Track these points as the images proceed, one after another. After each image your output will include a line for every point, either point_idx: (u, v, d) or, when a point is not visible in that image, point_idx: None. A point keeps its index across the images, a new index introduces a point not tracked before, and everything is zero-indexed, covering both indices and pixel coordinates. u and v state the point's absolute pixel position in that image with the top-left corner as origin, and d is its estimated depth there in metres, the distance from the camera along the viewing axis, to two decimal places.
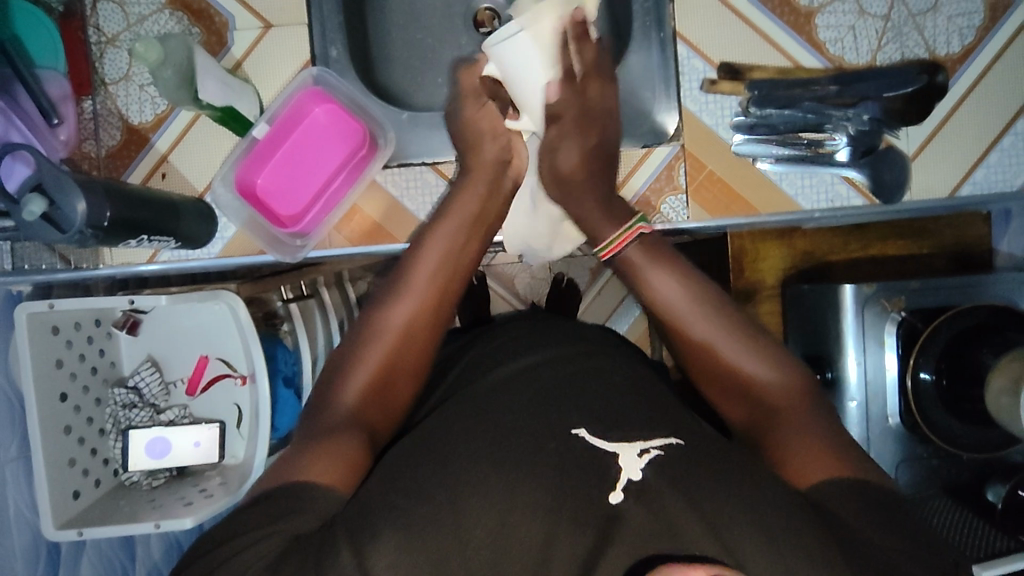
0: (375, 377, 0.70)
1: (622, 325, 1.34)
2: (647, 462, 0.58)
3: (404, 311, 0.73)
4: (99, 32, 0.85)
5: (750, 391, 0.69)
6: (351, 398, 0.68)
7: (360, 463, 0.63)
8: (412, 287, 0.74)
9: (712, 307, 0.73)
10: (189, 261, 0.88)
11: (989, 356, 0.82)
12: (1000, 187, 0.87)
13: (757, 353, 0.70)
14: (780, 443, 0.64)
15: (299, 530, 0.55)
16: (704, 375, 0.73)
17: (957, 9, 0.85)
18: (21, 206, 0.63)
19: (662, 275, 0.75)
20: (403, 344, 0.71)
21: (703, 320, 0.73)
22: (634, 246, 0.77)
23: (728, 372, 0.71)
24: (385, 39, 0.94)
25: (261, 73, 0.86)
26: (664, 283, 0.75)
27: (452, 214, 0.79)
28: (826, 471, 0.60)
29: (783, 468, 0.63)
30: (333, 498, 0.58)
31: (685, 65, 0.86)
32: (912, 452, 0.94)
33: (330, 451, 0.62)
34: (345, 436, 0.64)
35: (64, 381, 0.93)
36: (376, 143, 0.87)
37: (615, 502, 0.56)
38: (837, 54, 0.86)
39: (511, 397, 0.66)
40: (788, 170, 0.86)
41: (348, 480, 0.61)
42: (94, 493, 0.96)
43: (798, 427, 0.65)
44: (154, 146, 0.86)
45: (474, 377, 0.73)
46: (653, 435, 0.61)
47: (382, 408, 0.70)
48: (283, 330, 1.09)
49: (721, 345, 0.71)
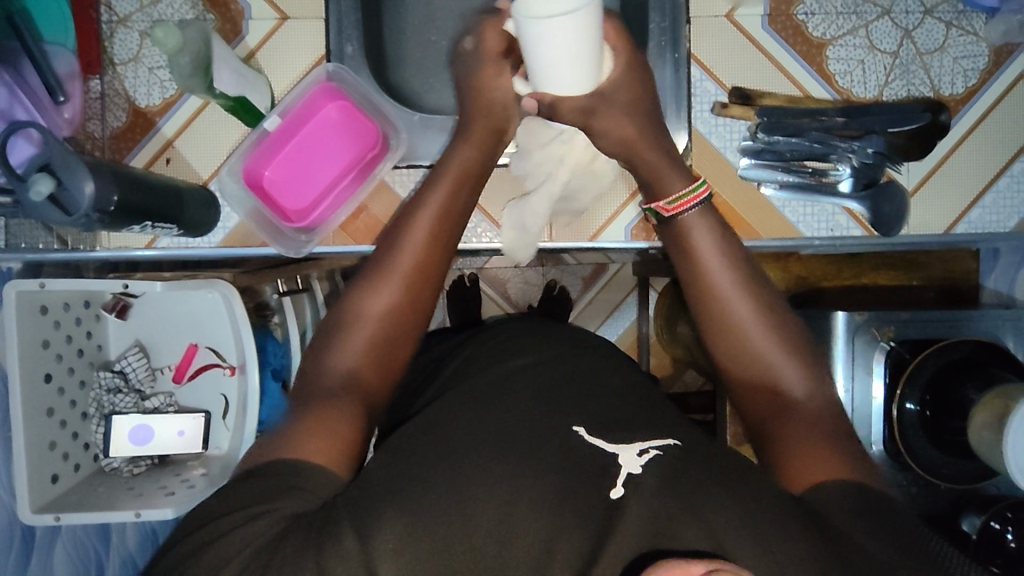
0: (365, 355, 0.70)
1: (611, 334, 1.34)
2: (647, 460, 0.58)
3: (388, 291, 0.72)
4: (111, 11, 0.84)
5: (773, 382, 0.70)
6: (349, 389, 0.67)
7: (357, 438, 0.64)
8: (395, 267, 0.73)
9: (754, 292, 0.73)
10: (188, 249, 0.87)
11: (973, 391, 0.85)
12: (993, 227, 0.89)
13: (793, 358, 0.71)
14: (792, 443, 0.65)
15: (300, 507, 0.55)
16: (729, 356, 0.73)
17: (963, 51, 0.87)
18: (28, 184, 0.62)
19: (716, 247, 0.74)
20: (389, 327, 0.71)
21: (748, 308, 0.72)
22: (695, 213, 0.75)
23: (758, 360, 0.71)
24: (400, 38, 0.93)
25: (277, 64, 0.87)
26: (718, 258, 0.73)
27: (446, 176, 0.77)
28: (826, 473, 0.61)
29: (788, 469, 0.64)
30: (333, 481, 0.59)
31: (698, 87, 0.88)
32: (894, 479, 0.96)
33: (331, 432, 0.63)
34: (344, 408, 0.65)
35: (49, 362, 0.91)
36: (387, 144, 0.86)
37: (615, 497, 0.55)
38: (846, 87, 0.88)
39: (509, 397, 0.66)
40: (792, 197, 0.88)
41: (347, 467, 0.62)
42: (72, 478, 0.94)
43: (805, 431, 0.66)
44: (160, 130, 0.85)
45: (471, 374, 0.73)
46: (651, 436, 0.61)
47: (382, 389, 0.71)
48: (273, 323, 1.09)
49: (757, 330, 0.71)
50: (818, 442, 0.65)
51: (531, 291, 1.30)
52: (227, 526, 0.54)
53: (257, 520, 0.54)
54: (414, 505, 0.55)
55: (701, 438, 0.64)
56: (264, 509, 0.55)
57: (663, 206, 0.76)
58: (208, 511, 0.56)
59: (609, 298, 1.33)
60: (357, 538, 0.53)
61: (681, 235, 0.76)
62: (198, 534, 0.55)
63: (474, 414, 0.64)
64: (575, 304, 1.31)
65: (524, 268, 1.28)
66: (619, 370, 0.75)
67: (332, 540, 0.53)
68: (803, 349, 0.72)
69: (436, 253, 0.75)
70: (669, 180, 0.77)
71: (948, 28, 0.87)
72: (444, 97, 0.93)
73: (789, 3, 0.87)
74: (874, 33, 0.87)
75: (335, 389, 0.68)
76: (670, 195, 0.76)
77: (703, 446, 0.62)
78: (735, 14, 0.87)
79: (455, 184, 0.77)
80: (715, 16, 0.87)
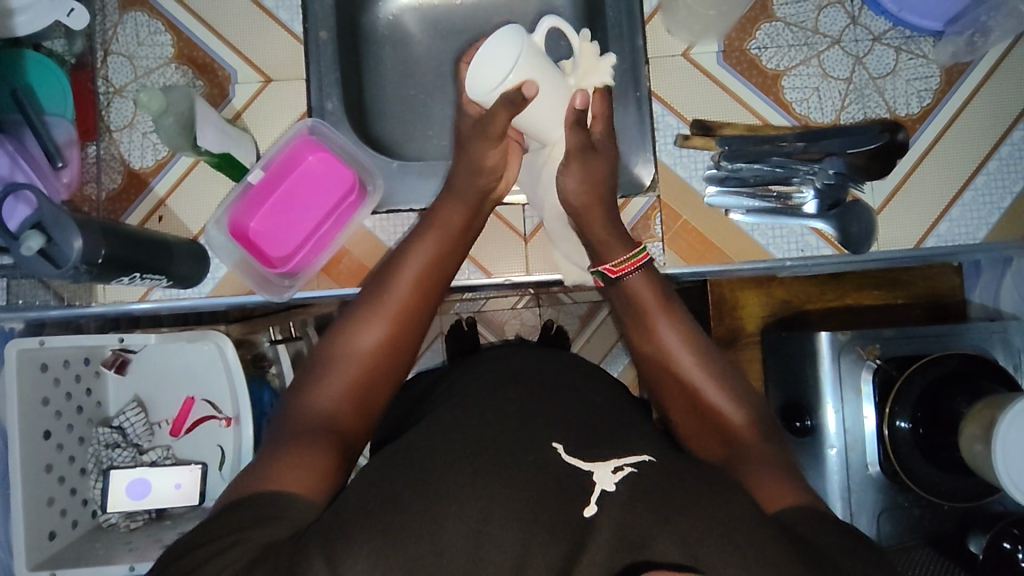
0: (360, 383, 0.71)
1: (616, 366, 1.31)
2: (620, 478, 0.57)
3: (385, 317, 0.74)
4: (108, 83, 0.91)
5: (718, 428, 0.71)
6: (342, 411, 0.69)
7: (334, 471, 0.64)
8: (383, 307, 0.74)
9: (706, 358, 0.75)
10: (180, 300, 0.91)
11: (963, 405, 0.84)
12: (963, 239, 0.90)
13: (744, 406, 0.72)
14: (750, 471, 0.65)
15: (272, 536, 0.55)
16: (680, 415, 0.74)
17: (914, 74, 0.91)
18: (19, 242, 0.66)
19: (663, 321, 0.77)
20: (387, 352, 0.73)
21: (699, 372, 0.74)
22: (638, 274, 0.79)
23: (708, 414, 0.72)
24: (379, 93, 0.99)
25: (261, 122, 0.92)
26: (663, 326, 0.76)
27: (430, 233, 0.80)
28: (790, 500, 0.61)
29: (754, 492, 0.63)
30: (308, 508, 0.59)
31: (660, 122, 0.92)
32: (893, 501, 0.95)
33: (307, 462, 0.62)
34: (324, 441, 0.65)
35: (48, 418, 0.92)
36: (365, 189, 0.91)
37: (589, 515, 0.54)
38: (804, 113, 0.92)
39: (482, 414, 0.66)
40: (759, 221, 0.90)
41: (321, 491, 0.61)
42: (70, 534, 0.95)
43: (756, 462, 0.66)
44: (152, 190, 0.90)
45: (456, 393, 0.73)
46: (625, 454, 0.61)
47: (365, 417, 0.71)
48: (271, 373, 1.11)
49: (702, 382, 0.73)
50: (772, 477, 0.64)
51: (528, 333, 1.30)
52: (209, 555, 0.54)
53: (231, 549, 0.54)
54: (391, 519, 0.54)
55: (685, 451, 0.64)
56: (239, 539, 0.54)
57: (610, 269, 0.80)
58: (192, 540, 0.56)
59: (613, 328, 1.31)
60: (329, 560, 0.51)
61: (631, 300, 0.79)
62: (181, 563, 0.55)
63: (449, 433, 0.63)
64: (574, 342, 1.30)
65: (520, 308, 1.28)
66: (602, 393, 0.75)
67: (303, 571, 0.51)
68: (747, 395, 0.74)
69: (430, 287, 0.78)
70: (612, 244, 0.81)
71: (898, 53, 0.92)
72: (424, 145, 0.98)
73: (742, 40, 0.92)
74: (826, 61, 0.92)
75: (324, 411, 0.69)
76: (617, 257, 0.80)
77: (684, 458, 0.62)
78: (692, 52, 0.92)
79: (445, 223, 0.81)
80: (672, 55, 0.92)
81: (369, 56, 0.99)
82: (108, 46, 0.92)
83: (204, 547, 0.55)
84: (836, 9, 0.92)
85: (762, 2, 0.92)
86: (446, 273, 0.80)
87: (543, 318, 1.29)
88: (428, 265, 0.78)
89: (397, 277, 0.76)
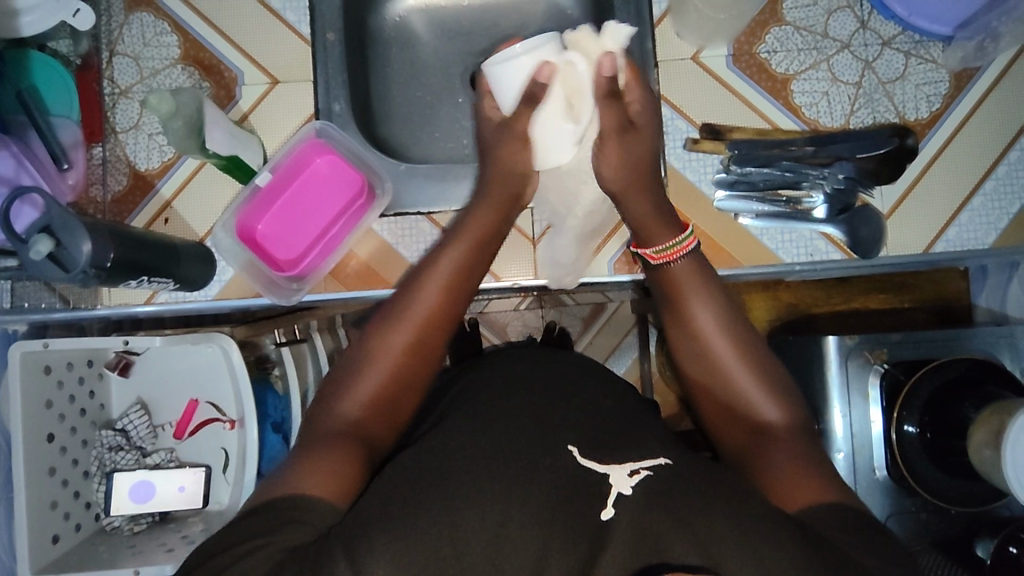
0: (384, 386, 0.70)
1: (620, 366, 1.30)
2: (638, 480, 0.57)
3: (409, 324, 0.73)
4: (114, 84, 0.90)
5: (749, 422, 0.71)
6: (361, 413, 0.69)
7: (356, 473, 0.63)
8: (408, 315, 0.73)
9: (744, 343, 0.74)
10: (185, 303, 0.91)
11: (971, 410, 0.84)
12: (972, 244, 0.90)
13: (777, 400, 0.71)
14: (770, 469, 0.65)
15: (294, 540, 0.55)
16: (712, 404, 0.74)
17: (924, 79, 0.91)
18: (29, 245, 0.66)
19: (702, 305, 0.75)
20: (413, 357, 0.72)
21: (738, 360, 0.73)
22: (682, 255, 0.78)
23: (740, 407, 0.71)
24: (386, 94, 0.98)
25: (268, 123, 0.92)
26: (703, 310, 0.75)
27: (462, 243, 0.79)
28: (812, 497, 0.60)
29: (773, 493, 0.63)
30: (331, 508, 0.59)
31: (669, 125, 0.92)
32: (901, 505, 0.93)
33: (327, 465, 0.62)
34: (339, 445, 0.65)
35: (52, 421, 0.92)
36: (374, 193, 0.90)
37: (607, 519, 0.54)
38: (813, 117, 0.92)
39: (493, 419, 0.65)
40: (768, 226, 0.90)
41: (343, 493, 0.60)
42: (73, 538, 0.94)
43: (783, 458, 0.65)
44: (159, 192, 0.90)
45: (463, 398, 0.73)
46: (642, 457, 0.60)
47: (388, 423, 0.71)
48: (274, 375, 1.09)
49: (737, 374, 0.72)
50: (794, 471, 0.63)
51: (531, 334, 1.29)
52: (221, 562, 0.53)
53: (248, 557, 0.53)
54: (403, 526, 0.54)
55: (698, 456, 0.63)
56: (263, 543, 0.54)
57: (650, 254, 0.79)
58: (212, 548, 0.56)
59: (617, 329, 1.30)
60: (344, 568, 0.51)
61: (670, 283, 0.78)
62: (195, 571, 0.54)
63: (461, 437, 0.63)
64: (577, 343, 1.29)
65: (523, 309, 1.28)
66: (612, 396, 0.75)
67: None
68: (782, 386, 0.72)
69: (456, 295, 0.76)
70: (655, 227, 0.80)
71: (907, 58, 0.92)
72: (430, 147, 0.98)
73: (752, 43, 0.92)
74: (836, 66, 0.92)
75: (349, 414, 0.69)
76: (662, 242, 0.78)
77: (697, 462, 0.61)
78: (701, 56, 0.92)
79: (477, 233, 0.80)
80: (681, 59, 0.92)
81: (377, 57, 0.99)
82: (113, 47, 0.91)
83: (219, 556, 0.54)
84: (846, 13, 0.92)
85: (772, 6, 0.92)
86: (475, 280, 0.79)
87: (546, 320, 1.29)
88: (457, 272, 0.77)
89: (424, 285, 0.75)
